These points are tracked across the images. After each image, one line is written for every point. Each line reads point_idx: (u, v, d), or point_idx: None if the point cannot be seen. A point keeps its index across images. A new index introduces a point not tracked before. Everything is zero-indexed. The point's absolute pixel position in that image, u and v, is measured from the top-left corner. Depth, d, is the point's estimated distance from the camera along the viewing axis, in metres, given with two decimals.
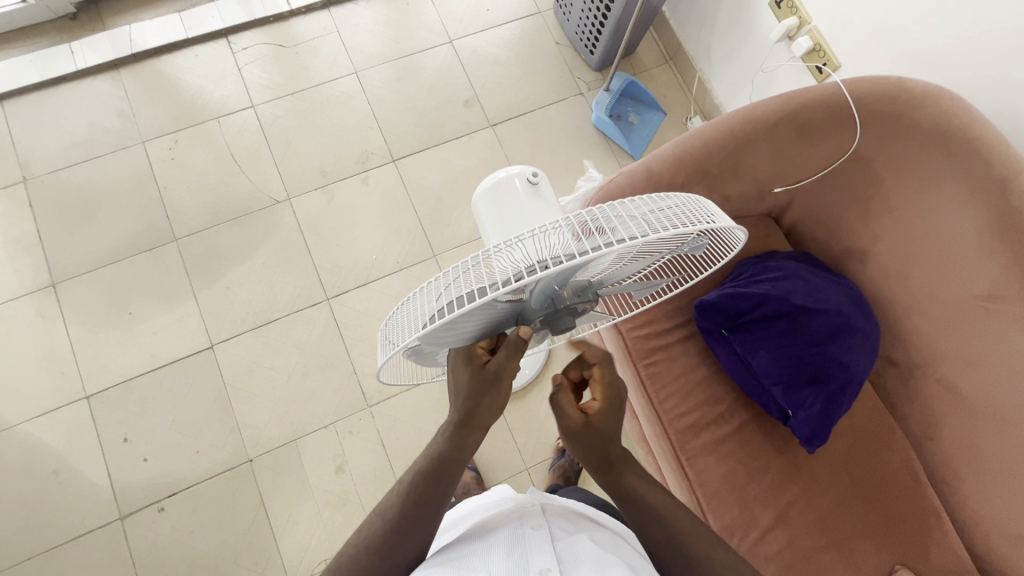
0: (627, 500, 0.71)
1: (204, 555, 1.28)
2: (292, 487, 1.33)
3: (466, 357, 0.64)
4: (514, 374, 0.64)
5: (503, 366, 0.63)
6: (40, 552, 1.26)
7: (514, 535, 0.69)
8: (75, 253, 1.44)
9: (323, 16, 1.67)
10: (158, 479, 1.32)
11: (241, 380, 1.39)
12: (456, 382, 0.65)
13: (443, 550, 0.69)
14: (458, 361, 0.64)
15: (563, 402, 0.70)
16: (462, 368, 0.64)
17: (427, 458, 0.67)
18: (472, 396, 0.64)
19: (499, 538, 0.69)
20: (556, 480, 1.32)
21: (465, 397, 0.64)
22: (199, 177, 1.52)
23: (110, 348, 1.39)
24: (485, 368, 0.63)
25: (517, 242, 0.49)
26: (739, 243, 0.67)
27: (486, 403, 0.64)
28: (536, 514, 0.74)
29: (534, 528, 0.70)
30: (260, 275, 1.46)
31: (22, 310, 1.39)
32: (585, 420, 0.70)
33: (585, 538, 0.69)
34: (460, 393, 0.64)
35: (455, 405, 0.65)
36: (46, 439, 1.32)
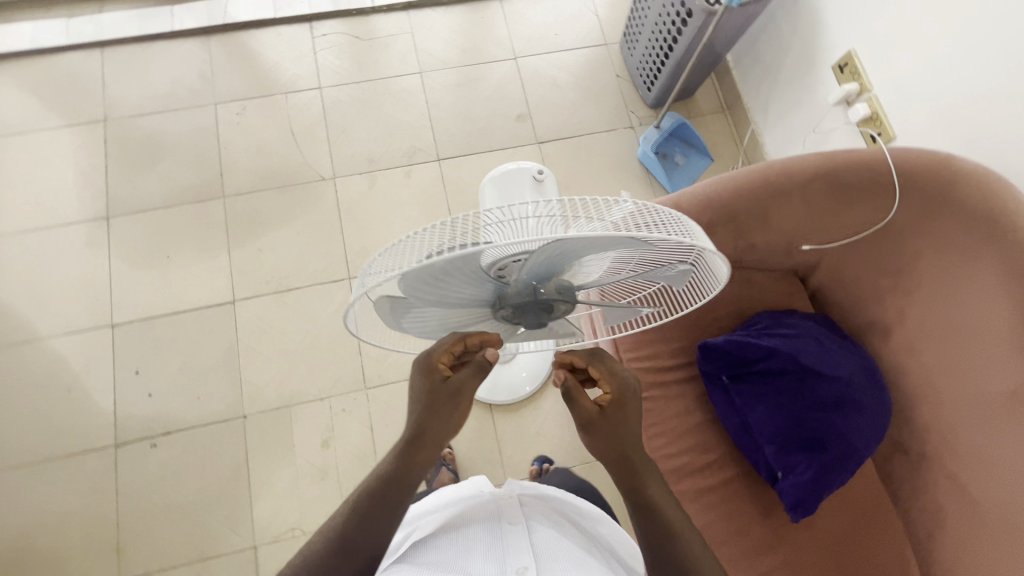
0: (641, 526, 0.67)
1: (182, 498, 1.32)
2: (278, 450, 1.36)
3: (428, 374, 0.67)
4: (473, 391, 0.68)
5: (464, 383, 0.67)
6: (36, 460, 1.33)
7: (491, 534, 0.69)
8: (132, 192, 1.55)
9: (401, 16, 1.77)
10: (158, 416, 1.37)
11: (253, 338, 1.44)
12: (420, 399, 0.68)
13: (415, 545, 0.69)
14: (422, 379, 0.67)
15: (576, 394, 0.72)
16: (425, 380, 0.67)
17: (381, 473, 0.67)
18: (434, 412, 0.67)
19: (475, 535, 0.69)
20: None
21: (425, 411, 0.68)
22: (257, 143, 1.61)
23: (143, 285, 1.47)
24: (446, 383, 0.67)
25: (508, 210, 0.48)
26: (712, 288, 0.63)
27: (443, 416, 0.68)
28: (513, 508, 0.74)
29: (511, 526, 0.70)
30: (292, 244, 1.53)
31: (75, 235, 1.50)
32: (602, 409, 0.71)
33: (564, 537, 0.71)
34: (424, 407, 0.68)
35: (417, 420, 0.68)
36: (68, 357, 1.40)
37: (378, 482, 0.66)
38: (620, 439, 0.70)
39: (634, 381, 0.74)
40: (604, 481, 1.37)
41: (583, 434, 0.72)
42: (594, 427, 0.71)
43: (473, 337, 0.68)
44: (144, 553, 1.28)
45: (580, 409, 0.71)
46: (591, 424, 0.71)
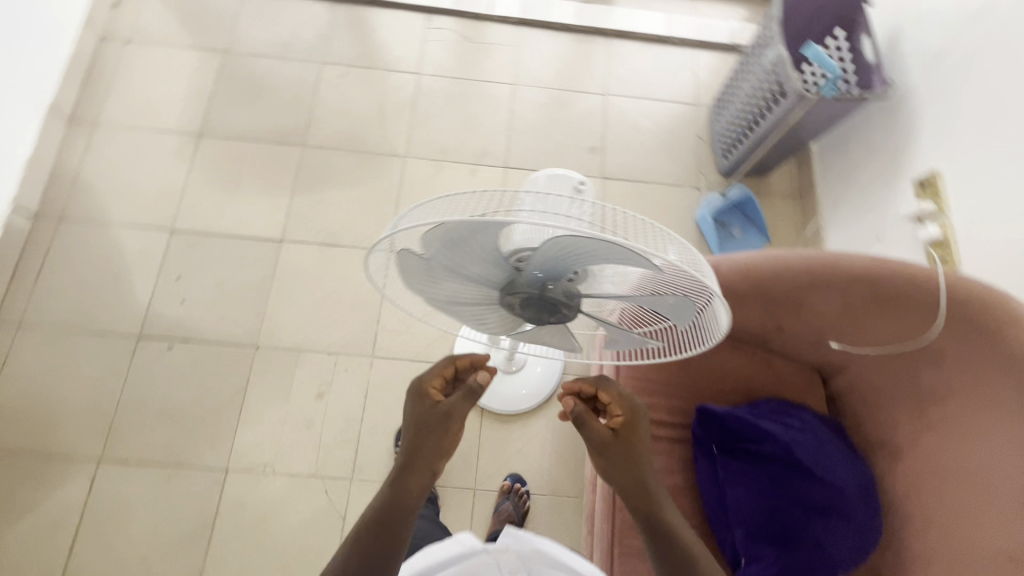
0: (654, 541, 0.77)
1: (178, 403, 1.39)
2: (275, 388, 1.42)
3: (423, 401, 0.78)
4: (463, 416, 0.77)
5: (454, 406, 0.76)
6: (68, 329, 1.44)
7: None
8: (227, 120, 1.68)
9: (511, 30, 1.86)
10: (182, 322, 1.46)
11: (287, 279, 1.52)
12: (414, 423, 0.76)
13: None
14: (418, 405, 0.77)
15: (589, 421, 0.79)
16: (421, 407, 0.77)
17: (383, 504, 0.73)
18: (427, 435, 0.75)
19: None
20: (500, 524, 1.30)
21: (415, 434, 0.76)
22: (348, 107, 1.73)
23: (209, 203, 1.58)
24: (437, 407, 0.76)
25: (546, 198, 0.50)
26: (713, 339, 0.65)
27: (433, 439, 0.76)
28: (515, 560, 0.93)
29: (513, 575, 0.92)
30: (349, 205, 1.61)
31: (167, 143, 1.64)
32: (617, 434, 0.79)
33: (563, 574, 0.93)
34: (417, 430, 0.76)
35: (412, 445, 0.76)
36: (125, 247, 1.52)
37: (377, 514, 0.72)
38: (632, 465, 0.77)
39: (642, 405, 0.81)
40: (569, 519, 1.36)
41: (596, 458, 0.80)
42: (609, 452, 0.78)
43: (466, 360, 0.83)
44: (131, 441, 1.36)
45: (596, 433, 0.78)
46: (608, 448, 0.78)
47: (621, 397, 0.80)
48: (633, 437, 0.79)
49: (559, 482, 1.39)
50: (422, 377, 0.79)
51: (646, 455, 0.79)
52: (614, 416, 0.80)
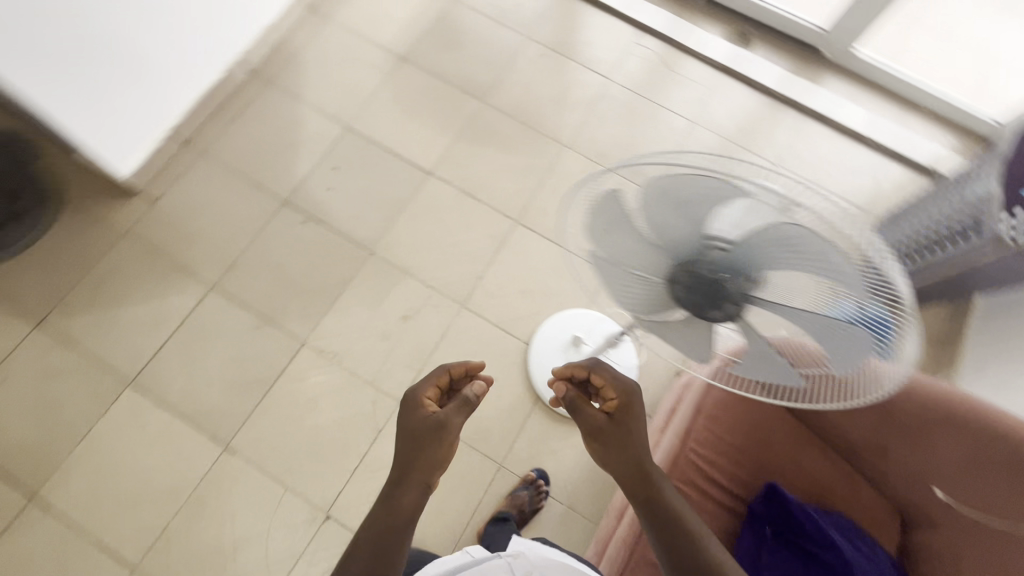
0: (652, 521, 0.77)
1: (290, 271, 1.53)
2: (371, 295, 1.52)
3: (419, 411, 0.86)
4: (455, 426, 0.85)
5: (446, 415, 0.85)
6: (234, 171, 1.62)
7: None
8: (428, 53, 1.82)
9: (709, 72, 1.88)
10: (321, 205, 1.60)
11: (420, 207, 1.62)
12: (408, 437, 0.83)
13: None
14: (412, 420, 0.85)
15: (582, 404, 0.84)
16: (417, 418, 0.85)
17: (382, 517, 0.78)
18: (422, 444, 0.82)
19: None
20: (511, 508, 1.31)
21: (410, 443, 0.83)
22: (534, 83, 1.82)
23: (384, 115, 1.72)
24: (432, 416, 0.85)
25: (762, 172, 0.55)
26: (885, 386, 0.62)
27: (428, 446, 0.83)
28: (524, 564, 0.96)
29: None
30: (499, 166, 1.68)
31: (372, 51, 1.79)
32: (609, 414, 0.83)
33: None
34: (408, 442, 0.83)
35: (410, 459, 0.82)
36: (303, 124, 1.69)
37: (375, 528, 0.77)
38: (628, 443, 0.80)
39: (633, 387, 0.86)
40: (573, 536, 1.35)
41: (591, 443, 0.83)
42: (605, 435, 0.81)
43: (458, 370, 0.93)
44: (240, 284, 1.51)
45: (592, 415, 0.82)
46: (603, 428, 0.81)
47: (611, 378, 0.85)
48: (629, 420, 0.82)
49: (577, 499, 1.38)
50: (414, 392, 0.88)
51: (644, 436, 0.81)
52: (607, 399, 0.85)
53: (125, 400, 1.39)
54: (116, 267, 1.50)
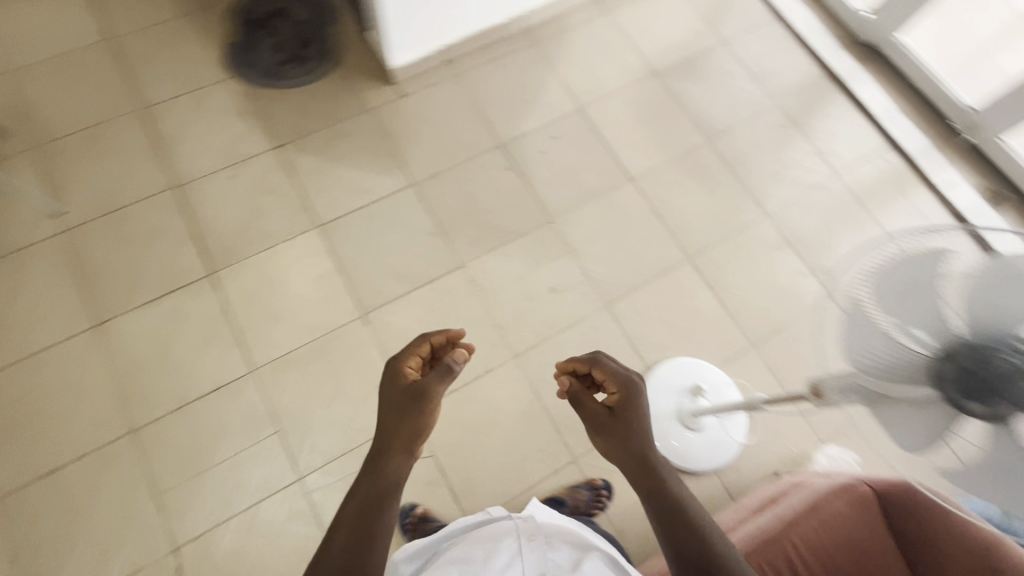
0: (653, 507, 0.82)
1: (476, 202, 1.66)
2: (532, 256, 1.61)
3: (399, 380, 0.92)
4: (436, 392, 0.89)
5: (428, 381, 0.89)
6: (471, 101, 1.79)
7: (519, 542, 0.90)
8: (677, 77, 1.88)
9: (941, 212, 1.77)
10: (527, 161, 1.72)
11: (608, 203, 1.69)
12: (389, 410, 0.88)
13: (462, 545, 0.93)
14: (394, 390, 0.90)
15: (586, 399, 0.91)
16: (396, 391, 0.90)
17: (366, 485, 0.81)
18: (402, 413, 0.87)
19: (508, 540, 0.91)
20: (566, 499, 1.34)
21: (388, 413, 0.88)
22: (761, 144, 1.82)
23: (613, 112, 1.81)
24: (410, 387, 0.89)
25: None
26: None
27: (407, 414, 0.87)
28: (530, 526, 0.95)
29: (532, 539, 0.91)
30: (695, 202, 1.71)
31: (629, 55, 1.90)
32: (612, 410, 0.90)
33: (579, 546, 0.93)
34: (389, 409, 0.88)
35: (392, 431, 0.86)
36: (544, 89, 1.83)
37: (364, 492, 0.80)
38: (629, 436, 0.86)
39: (637, 384, 0.91)
40: None
41: (594, 436, 0.90)
42: (607, 428, 0.88)
43: (436, 338, 0.98)
44: (434, 193, 1.66)
45: (597, 407, 0.90)
46: (608, 420, 0.88)
47: (613, 376, 0.91)
48: (629, 414, 0.88)
49: (627, 530, 1.38)
50: (393, 366, 0.93)
51: (643, 425, 0.87)
52: (609, 395, 0.92)
53: (308, 239, 1.58)
54: (349, 133, 1.71)
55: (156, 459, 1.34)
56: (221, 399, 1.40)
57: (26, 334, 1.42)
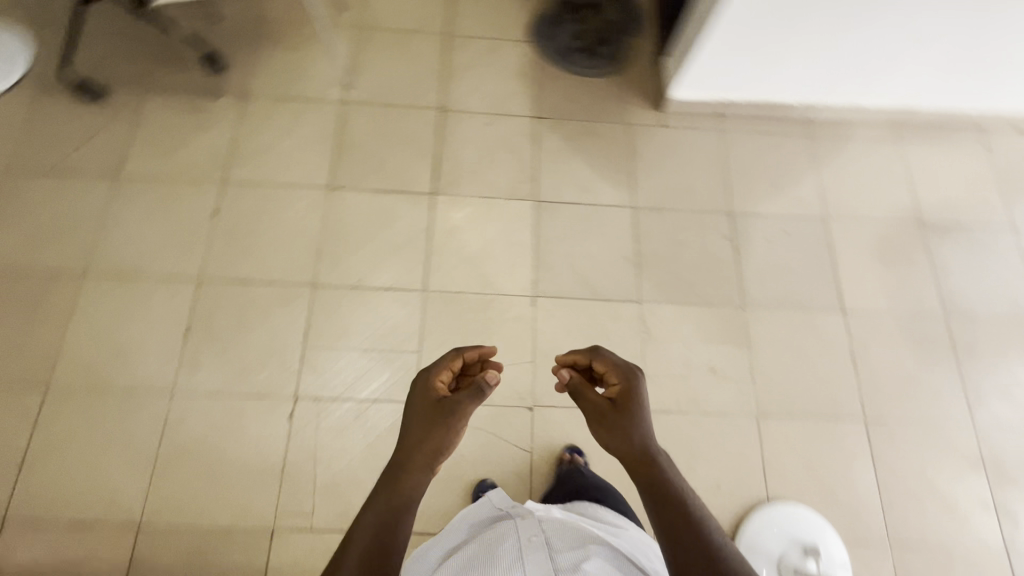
0: (650, 500, 0.75)
1: (683, 252, 1.64)
2: (710, 329, 1.55)
3: (429, 393, 0.93)
4: (466, 405, 0.90)
5: (456, 399, 0.90)
6: (723, 160, 1.77)
7: (518, 543, 0.84)
8: (943, 236, 1.71)
9: None
10: (748, 241, 1.67)
11: (809, 321, 1.59)
12: (414, 422, 0.88)
13: (462, 552, 0.86)
14: (424, 404, 0.91)
15: (586, 392, 0.90)
16: (423, 408, 0.91)
17: (386, 497, 0.79)
18: (430, 424, 0.88)
19: (507, 544, 0.84)
20: None
21: (415, 424, 0.88)
22: (1005, 348, 1.59)
23: (857, 238, 1.70)
24: (438, 400, 0.91)
25: None
26: None
27: (432, 425, 0.87)
28: (531, 527, 0.87)
29: (531, 539, 0.84)
30: (900, 367, 1.55)
31: (901, 191, 1.76)
32: (612, 399, 0.88)
33: (584, 545, 0.85)
34: (419, 417, 0.89)
35: (416, 442, 0.85)
36: (799, 183, 1.75)
37: (385, 501, 0.79)
38: (628, 422, 0.83)
39: (637, 377, 0.90)
40: None
41: (594, 425, 0.86)
42: (606, 418, 0.85)
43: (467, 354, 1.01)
44: (647, 225, 1.67)
45: (596, 399, 0.88)
46: (605, 411, 0.86)
47: (613, 369, 0.92)
48: (630, 402, 0.86)
49: None
50: (423, 380, 0.95)
51: (641, 413, 0.84)
52: (610, 388, 0.91)
53: (521, 207, 1.66)
54: (600, 134, 1.76)
55: (318, 320, 1.49)
56: (389, 300, 1.52)
57: (278, 168, 1.63)
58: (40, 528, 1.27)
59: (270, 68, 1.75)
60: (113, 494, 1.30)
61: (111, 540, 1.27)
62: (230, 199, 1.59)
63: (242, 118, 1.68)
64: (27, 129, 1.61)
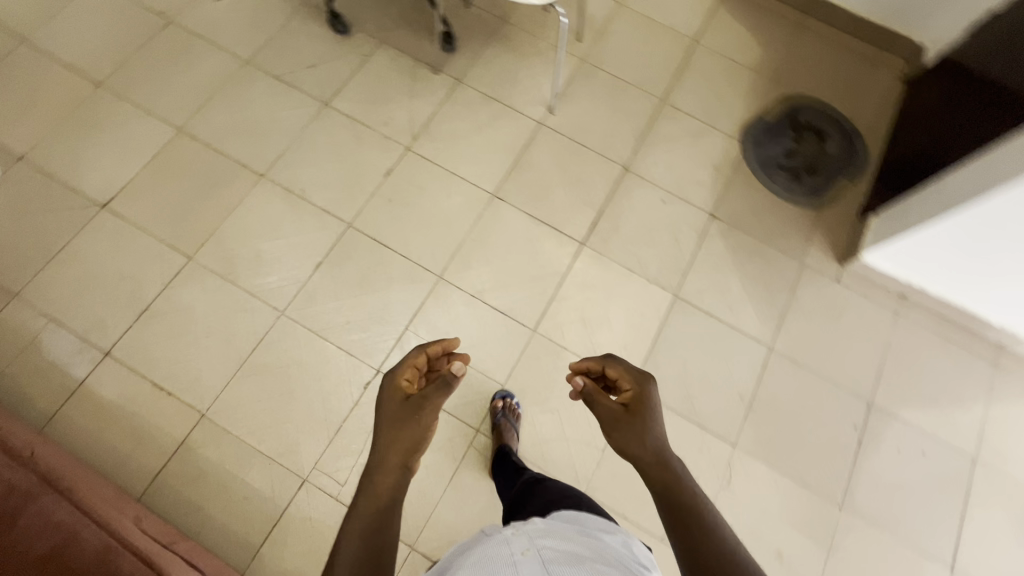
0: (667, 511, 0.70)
1: (801, 418, 1.50)
2: (794, 511, 1.41)
3: (398, 392, 0.83)
4: (438, 399, 0.81)
5: (424, 396, 0.81)
6: (888, 344, 1.59)
7: (511, 557, 0.68)
8: None
9: None
10: (876, 441, 1.49)
11: (907, 558, 1.39)
12: (382, 424, 0.78)
13: None
14: (392, 405, 0.81)
15: (598, 397, 0.86)
16: (392, 406, 0.81)
17: (367, 503, 0.71)
18: (403, 423, 0.79)
19: (498, 559, 0.68)
20: None
21: (386, 423, 0.79)
22: None
23: (1006, 499, 1.45)
24: (409, 398, 0.81)
25: None
26: None
27: (406, 425, 0.78)
28: (523, 544, 0.71)
29: (525, 552, 0.69)
30: None
31: None
32: (625, 404, 0.84)
33: (580, 550, 0.71)
34: (390, 417, 0.79)
35: (388, 445, 0.76)
36: (963, 408, 1.54)
37: (372, 503, 0.71)
38: (644, 428, 0.79)
39: (649, 381, 0.86)
40: None
41: (609, 429, 0.82)
42: (619, 421, 0.81)
43: (434, 350, 0.93)
44: (776, 373, 1.54)
45: (609, 408, 0.84)
46: (616, 417, 0.82)
47: (626, 373, 0.87)
48: (644, 408, 0.83)
49: None
50: (387, 380, 0.85)
51: (655, 417, 0.80)
52: (624, 393, 0.87)
53: (658, 294, 1.59)
54: (768, 260, 1.66)
55: (428, 311, 1.51)
56: (497, 325, 1.52)
57: (457, 157, 1.68)
58: (128, 375, 1.37)
59: (491, 66, 1.81)
60: (195, 378, 1.38)
61: (174, 417, 1.34)
62: (405, 167, 1.65)
63: (447, 99, 1.75)
64: (277, 36, 1.78)
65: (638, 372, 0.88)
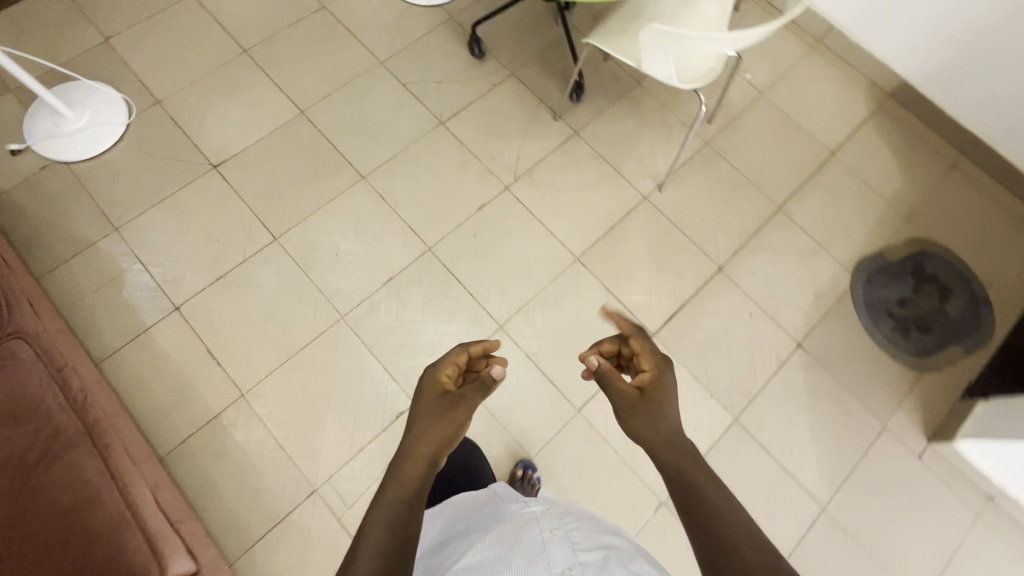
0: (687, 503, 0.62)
1: None
2: None
3: (438, 383, 0.79)
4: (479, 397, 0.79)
5: (465, 391, 0.78)
6: (959, 547, 1.41)
7: (542, 533, 0.72)
8: None
9: None
10: None
11: None
12: (423, 414, 0.74)
13: (476, 544, 0.75)
14: (430, 396, 0.77)
15: (614, 376, 0.77)
16: (431, 395, 0.77)
17: (395, 489, 0.67)
18: (442, 411, 0.74)
19: (530, 533, 0.73)
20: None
21: (423, 412, 0.75)
22: None
23: None
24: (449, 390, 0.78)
25: None
26: None
27: (443, 416, 0.74)
28: (551, 521, 0.76)
29: (555, 530, 0.73)
30: None
31: None
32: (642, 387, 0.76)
33: (606, 540, 0.73)
34: (430, 405, 0.75)
35: (421, 432, 0.72)
36: None
37: (402, 490, 0.66)
38: (662, 416, 0.71)
39: (666, 364, 0.78)
40: None
41: (623, 417, 0.74)
42: (637, 404, 0.73)
43: (475, 349, 0.86)
44: (822, 536, 1.40)
45: (624, 388, 0.76)
46: (632, 397, 0.74)
47: (645, 354, 0.79)
48: (662, 392, 0.75)
49: None
50: (428, 373, 0.81)
51: (675, 404, 0.73)
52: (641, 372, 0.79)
53: (715, 411, 1.48)
54: (847, 410, 1.51)
55: None
56: (541, 392, 1.47)
57: (551, 209, 1.64)
58: (188, 335, 1.42)
59: (611, 126, 1.76)
60: (245, 357, 1.41)
61: (216, 390, 1.38)
62: (497, 205, 1.63)
63: (558, 148, 1.72)
64: (415, 45, 1.81)
65: (659, 355, 0.80)
